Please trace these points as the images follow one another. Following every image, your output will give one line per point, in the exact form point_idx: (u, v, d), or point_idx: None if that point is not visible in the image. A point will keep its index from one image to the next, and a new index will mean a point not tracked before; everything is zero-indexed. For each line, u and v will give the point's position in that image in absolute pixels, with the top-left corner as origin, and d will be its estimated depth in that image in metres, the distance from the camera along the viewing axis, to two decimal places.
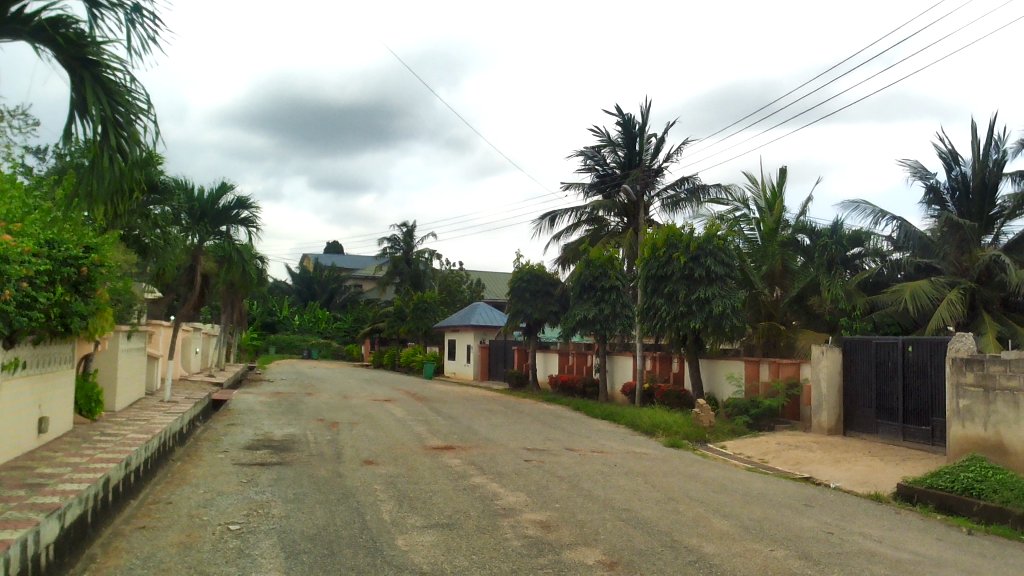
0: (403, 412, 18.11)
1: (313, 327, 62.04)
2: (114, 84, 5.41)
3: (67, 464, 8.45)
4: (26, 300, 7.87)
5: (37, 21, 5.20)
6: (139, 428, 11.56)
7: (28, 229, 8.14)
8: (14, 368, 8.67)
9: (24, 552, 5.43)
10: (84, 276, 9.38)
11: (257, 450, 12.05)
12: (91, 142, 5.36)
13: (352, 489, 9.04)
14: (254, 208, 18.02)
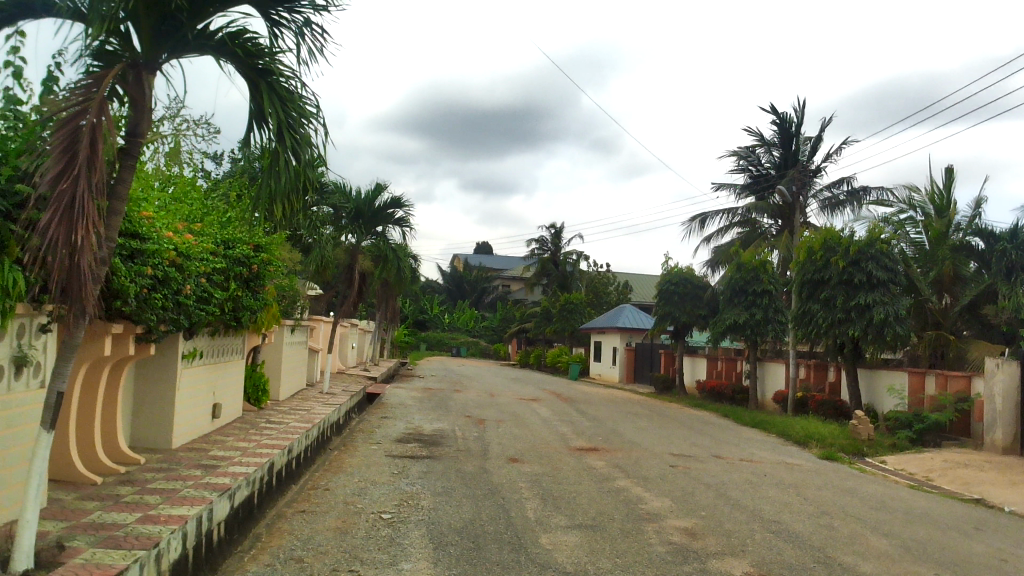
0: (549, 412, 18.26)
1: (463, 325, 63.53)
2: (289, 92, 5.31)
3: (236, 448, 9.08)
4: (204, 295, 8.50)
5: (221, 36, 5.12)
6: (301, 418, 12.24)
7: (206, 230, 8.79)
8: (192, 357, 9.41)
9: (199, 527, 5.87)
10: (254, 273, 10.03)
11: (408, 443, 12.51)
12: (265, 148, 5.29)
13: (498, 485, 9.21)
14: (409, 208, 18.65)
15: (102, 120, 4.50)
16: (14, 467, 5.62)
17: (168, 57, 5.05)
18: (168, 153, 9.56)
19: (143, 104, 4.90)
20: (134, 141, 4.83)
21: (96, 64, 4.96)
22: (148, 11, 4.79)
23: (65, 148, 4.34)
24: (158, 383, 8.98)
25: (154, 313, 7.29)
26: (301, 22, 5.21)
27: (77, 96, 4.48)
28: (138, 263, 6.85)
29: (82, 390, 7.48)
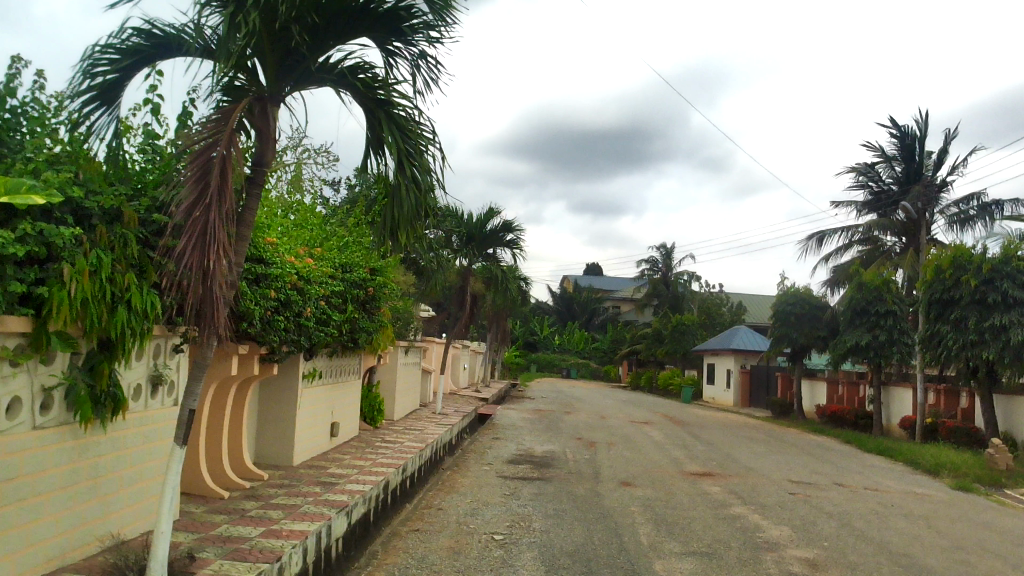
0: (661, 435, 17.97)
1: (573, 347, 63.43)
2: (406, 120, 5.43)
3: (353, 466, 9.33)
4: (324, 317, 8.80)
5: (342, 69, 5.31)
6: (414, 437, 12.47)
7: (325, 254, 9.11)
8: (312, 377, 9.73)
9: (319, 542, 6.05)
10: (370, 295, 10.32)
11: (519, 464, 12.54)
12: (384, 175, 5.41)
13: (610, 509, 9.11)
14: (520, 231, 18.82)
15: (231, 151, 4.74)
16: (150, 481, 5.93)
17: (291, 90, 5.27)
18: (291, 181, 9.99)
19: (267, 135, 5.14)
20: (259, 171, 5.06)
21: (225, 99, 5.22)
22: (272, 46, 5.02)
23: (197, 179, 4.61)
24: (281, 403, 9.33)
25: (277, 334, 7.59)
26: (417, 53, 5.36)
27: (208, 130, 4.74)
28: (263, 286, 7.16)
29: (212, 408, 7.85)
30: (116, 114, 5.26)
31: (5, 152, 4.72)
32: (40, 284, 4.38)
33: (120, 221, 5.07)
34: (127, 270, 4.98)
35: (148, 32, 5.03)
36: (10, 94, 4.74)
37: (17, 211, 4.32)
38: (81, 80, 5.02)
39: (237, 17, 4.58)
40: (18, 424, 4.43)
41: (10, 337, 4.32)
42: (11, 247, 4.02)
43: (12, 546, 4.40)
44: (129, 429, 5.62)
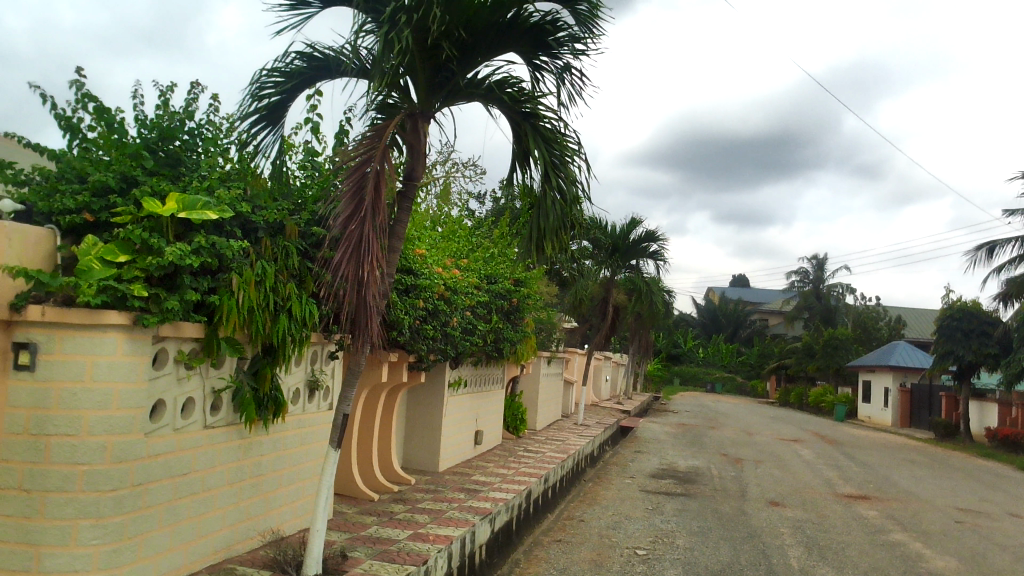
0: (812, 454, 17.22)
1: (719, 361, 61.84)
2: (551, 132, 5.45)
3: (496, 474, 9.46)
4: (469, 327, 9.00)
5: (489, 84, 5.39)
6: (557, 448, 12.52)
7: (471, 266, 9.31)
8: (457, 386, 9.94)
9: (463, 548, 6.18)
10: (514, 306, 10.46)
11: (662, 479, 12.35)
12: (529, 187, 5.46)
13: (757, 529, 8.82)
14: (664, 241, 18.56)
15: (384, 167, 4.94)
16: (307, 480, 6.23)
17: (441, 105, 5.42)
18: (440, 195, 10.28)
19: (418, 150, 5.33)
20: (411, 185, 5.26)
21: (379, 117, 5.44)
22: (424, 63, 5.20)
23: (353, 193, 4.82)
24: (428, 410, 9.59)
25: (425, 343, 7.83)
26: (562, 65, 5.41)
27: (363, 147, 4.95)
28: (412, 297, 7.40)
29: (363, 413, 8.17)
30: (280, 133, 5.59)
31: (183, 170, 5.09)
32: (211, 294, 4.72)
33: (282, 234, 5.38)
34: (288, 280, 5.30)
35: (310, 55, 5.32)
36: (188, 117, 5.13)
37: (193, 225, 4.67)
38: (250, 102, 5.36)
39: (391, 36, 4.76)
40: (192, 423, 4.77)
41: (185, 342, 4.67)
42: (188, 259, 4.34)
43: (185, 537, 4.73)
44: (289, 430, 5.93)
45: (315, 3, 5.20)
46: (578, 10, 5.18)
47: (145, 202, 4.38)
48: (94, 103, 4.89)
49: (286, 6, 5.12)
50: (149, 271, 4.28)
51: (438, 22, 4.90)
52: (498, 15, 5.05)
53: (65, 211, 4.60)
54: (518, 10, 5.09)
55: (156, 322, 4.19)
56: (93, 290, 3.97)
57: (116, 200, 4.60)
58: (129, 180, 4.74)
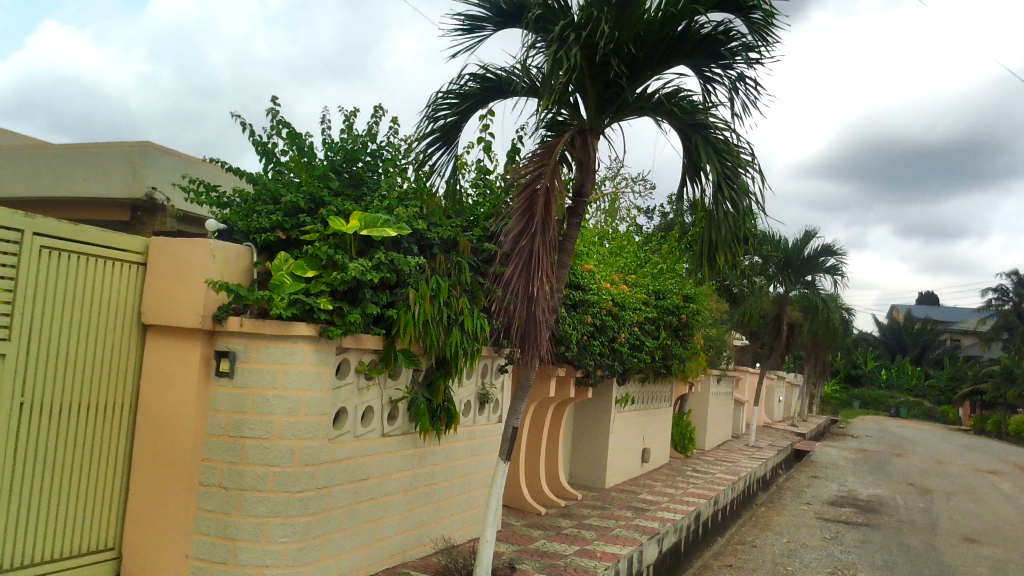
0: (1014, 489, 15.76)
1: (904, 384, 57.90)
2: (725, 144, 5.30)
3: (664, 494, 9.29)
4: (637, 343, 8.91)
5: (659, 97, 5.32)
6: (727, 470, 12.14)
7: (640, 281, 9.23)
8: (624, 403, 9.86)
9: (630, 567, 6.12)
10: (683, 322, 10.27)
11: (842, 507, 11.70)
12: (700, 201, 5.34)
13: (950, 566, 8.17)
14: (843, 256, 17.64)
15: (555, 183, 4.99)
16: (477, 490, 6.35)
17: (611, 121, 5.41)
18: (608, 211, 10.28)
19: (588, 166, 5.37)
20: (581, 201, 5.32)
21: (549, 134, 5.50)
22: (594, 80, 5.21)
23: (524, 210, 4.91)
24: (594, 426, 9.55)
25: (592, 358, 7.84)
26: (735, 77, 5.27)
27: (534, 165, 5.03)
28: (580, 312, 7.42)
29: (531, 428, 8.27)
30: (454, 153, 5.77)
31: (364, 190, 5.35)
32: (389, 307, 4.95)
33: (456, 249, 5.56)
34: (461, 295, 5.47)
35: (483, 77, 5.48)
36: (370, 140, 5.39)
37: (374, 241, 4.90)
38: (426, 123, 5.58)
39: (561, 54, 4.81)
40: (370, 431, 4.99)
41: (365, 353, 4.91)
42: (370, 274, 4.58)
43: (364, 540, 4.94)
44: (460, 441, 6.09)
45: (487, 26, 5.35)
46: (752, 19, 5.05)
47: (331, 220, 4.64)
48: (287, 129, 5.26)
49: (461, 31, 5.30)
50: (333, 286, 4.54)
51: (607, 38, 4.91)
52: (669, 28, 4.99)
53: (261, 230, 4.96)
54: (689, 22, 5.02)
55: (340, 333, 4.43)
56: (284, 303, 4.28)
57: (305, 219, 4.90)
58: (316, 200, 5.04)
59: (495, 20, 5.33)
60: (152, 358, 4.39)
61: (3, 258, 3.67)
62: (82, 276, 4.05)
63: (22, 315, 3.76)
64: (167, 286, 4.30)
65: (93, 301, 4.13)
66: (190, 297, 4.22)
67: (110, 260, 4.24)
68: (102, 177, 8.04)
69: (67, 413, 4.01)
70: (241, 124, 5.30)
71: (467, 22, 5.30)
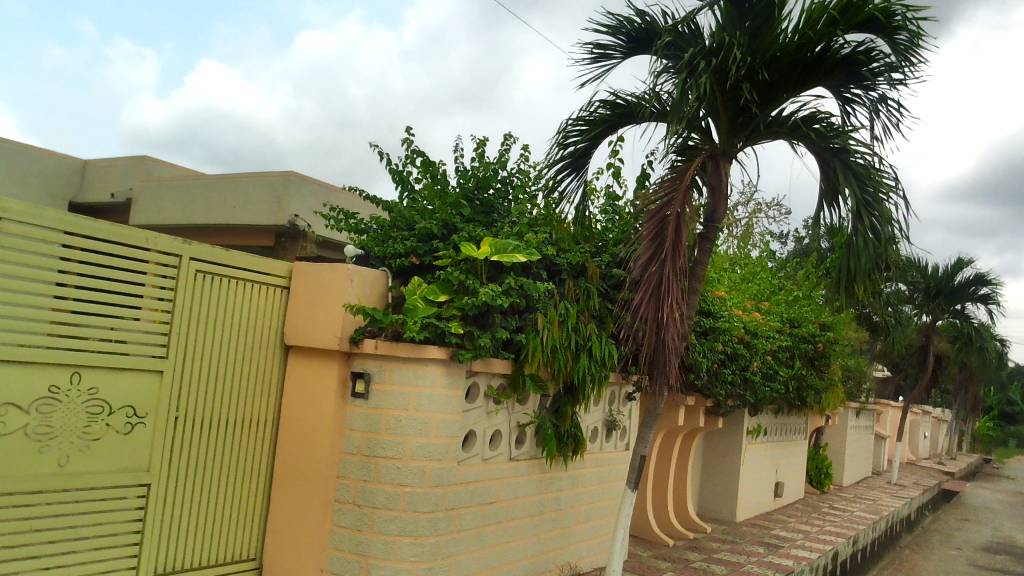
0: None
1: None
2: (866, 167, 5.08)
3: (799, 531, 8.91)
4: (771, 373, 8.62)
5: (794, 120, 5.17)
6: (868, 508, 11.52)
7: (773, 308, 8.95)
8: (757, 434, 9.54)
9: None
10: (820, 352, 9.87)
11: (996, 554, 10.87)
12: (838, 226, 5.15)
13: None
14: (998, 284, 16.51)
15: (685, 209, 4.92)
16: (604, 519, 6.28)
17: (744, 145, 5.31)
18: (741, 236, 10.04)
19: (719, 190, 5.28)
20: (711, 227, 5.25)
21: (680, 159, 5.44)
22: (726, 104, 5.12)
23: (654, 236, 4.87)
24: (724, 458, 9.28)
25: (724, 387, 7.65)
26: (877, 98, 5.05)
27: (664, 190, 4.98)
28: (711, 340, 7.26)
29: (659, 456, 8.13)
30: (583, 179, 5.80)
31: (495, 217, 5.42)
32: (518, 332, 5.00)
33: (585, 275, 5.58)
34: (589, 321, 5.48)
35: (613, 103, 5.50)
36: (501, 167, 5.49)
37: (504, 267, 4.97)
38: (556, 150, 5.64)
39: (690, 80, 4.76)
40: (499, 454, 5.04)
41: (495, 377, 4.98)
42: (500, 299, 4.63)
43: (491, 563, 4.97)
44: (587, 468, 6.05)
45: (617, 52, 5.36)
46: (896, 39, 4.83)
47: (463, 246, 4.75)
48: (421, 158, 5.42)
49: (590, 59, 5.33)
50: (464, 310, 4.63)
51: (740, 62, 4.83)
52: (805, 50, 4.85)
53: (396, 255, 5.13)
54: (827, 43, 4.84)
55: (470, 357, 4.52)
56: (416, 326, 4.40)
57: (439, 245, 5.04)
58: (449, 226, 5.17)
59: (625, 47, 5.33)
60: (293, 377, 4.60)
61: (162, 280, 3.93)
62: (232, 298, 4.30)
63: (177, 334, 4.01)
64: (309, 308, 4.50)
65: (241, 321, 4.37)
66: (330, 320, 4.40)
67: (257, 283, 4.47)
68: (250, 206, 8.56)
69: (215, 427, 4.25)
70: (379, 154, 5.52)
71: (596, 49, 5.33)
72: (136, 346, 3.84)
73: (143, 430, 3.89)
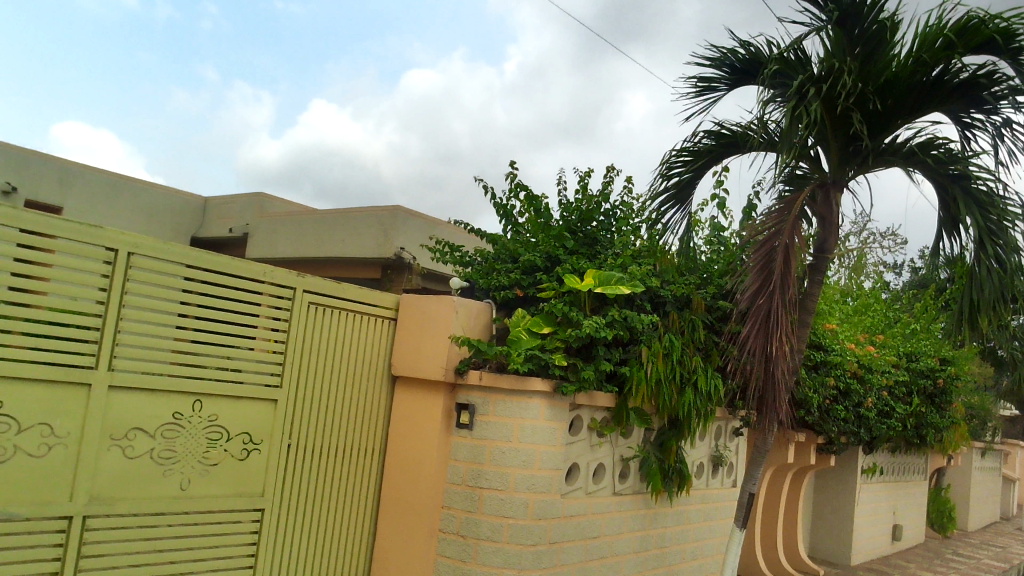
0: None
1: None
2: (989, 194, 4.83)
3: None
4: (887, 410, 8.24)
5: (910, 147, 4.98)
6: (996, 556, 10.81)
7: (889, 341, 8.58)
8: (872, 473, 9.13)
9: None
10: (940, 388, 9.39)
11: None
12: (960, 257, 4.92)
13: None
14: None
15: (794, 240, 4.77)
16: (711, 557, 6.11)
17: (856, 173, 5.15)
18: (853, 267, 9.71)
19: (830, 220, 5.11)
20: (822, 258, 5.11)
21: (788, 189, 5.32)
22: (836, 132, 4.99)
23: (761, 267, 4.75)
24: (837, 498, 8.90)
25: (836, 424, 7.36)
26: (999, 122, 4.82)
27: (772, 221, 4.84)
28: (822, 374, 7.01)
29: (768, 494, 7.88)
30: (687, 211, 5.74)
31: (598, 249, 5.42)
32: (622, 365, 4.96)
33: (689, 307, 5.50)
34: (694, 354, 5.39)
35: (718, 133, 5.45)
36: (604, 200, 5.49)
37: (607, 299, 4.95)
38: (660, 182, 5.61)
39: (797, 108, 4.67)
40: (602, 488, 4.99)
41: (598, 410, 4.94)
42: (604, 330, 4.63)
43: None
44: (692, 504, 5.92)
45: (721, 84, 5.31)
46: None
47: (566, 278, 4.78)
48: (524, 193, 5.48)
49: (693, 91, 5.31)
50: (568, 342, 4.64)
51: (850, 89, 4.70)
52: (920, 74, 4.69)
53: (500, 287, 5.18)
54: (945, 66, 4.65)
55: (574, 390, 4.51)
56: (521, 357, 4.45)
57: (542, 277, 5.06)
58: (552, 259, 5.21)
59: (729, 78, 5.28)
60: (400, 407, 4.69)
61: (276, 312, 4.09)
62: (341, 330, 4.43)
63: (291, 364, 4.16)
64: (416, 339, 4.60)
65: (351, 352, 4.50)
66: (436, 351, 4.48)
67: (366, 315, 4.60)
68: (358, 239, 8.82)
69: (324, 455, 4.36)
70: (483, 190, 5.61)
71: (700, 82, 5.30)
72: (251, 375, 4.00)
73: (258, 456, 4.04)
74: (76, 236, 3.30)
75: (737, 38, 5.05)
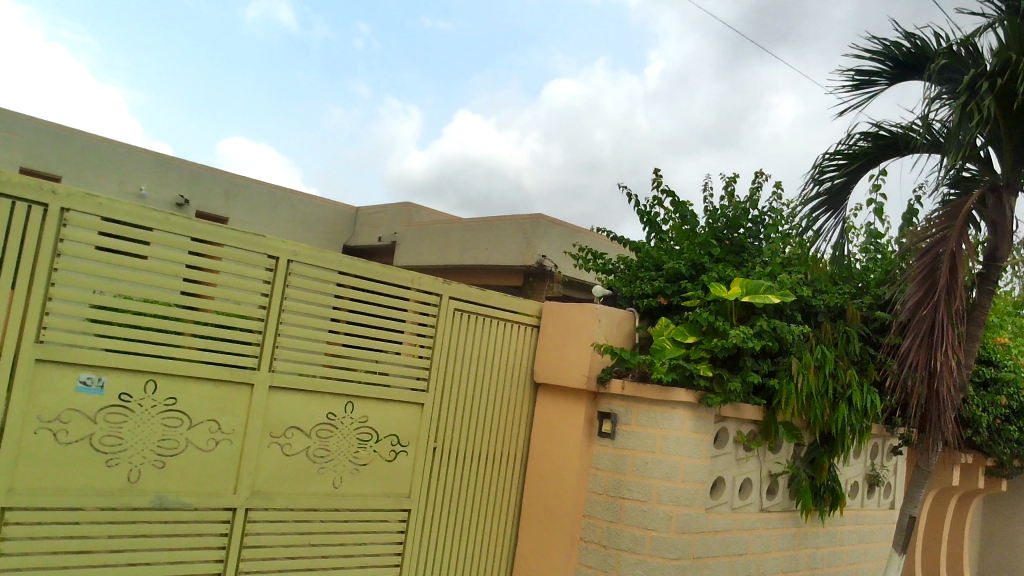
0: None
1: None
2: None
3: None
4: None
5: None
6: None
7: None
8: None
9: None
10: None
11: None
12: None
13: None
14: None
15: (963, 246, 4.45)
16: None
17: None
18: None
19: (1003, 227, 4.75)
20: (993, 266, 4.75)
21: (954, 192, 4.99)
22: (1011, 131, 4.59)
23: (925, 277, 4.47)
24: (1009, 527, 8.25)
25: (1010, 447, 6.80)
26: None
27: (937, 226, 4.55)
28: (992, 392, 6.51)
29: (930, 518, 7.44)
30: (842, 217, 5.47)
31: (746, 257, 5.25)
32: (771, 377, 4.79)
33: (844, 318, 5.25)
34: (848, 367, 5.14)
35: (876, 135, 5.18)
36: (751, 206, 5.32)
37: (755, 308, 4.80)
38: (811, 186, 5.37)
39: (968, 106, 4.36)
40: (749, 504, 4.83)
41: (745, 423, 4.79)
42: (752, 341, 4.47)
43: None
44: (845, 525, 5.62)
45: (882, 78, 5.04)
46: None
47: (712, 286, 4.67)
48: (670, 199, 5.39)
49: (850, 86, 5.06)
50: (714, 352, 4.52)
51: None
52: None
53: (644, 295, 5.11)
54: None
55: (719, 402, 4.39)
56: (665, 367, 4.37)
57: (687, 285, 4.95)
58: (698, 267, 5.08)
59: (891, 73, 5.00)
60: (542, 414, 4.71)
61: (422, 317, 4.19)
62: (486, 336, 4.51)
63: (437, 369, 4.26)
64: (560, 347, 4.61)
65: (496, 358, 4.57)
66: (580, 359, 4.48)
67: (509, 322, 4.64)
68: (501, 248, 8.95)
69: (468, 459, 4.44)
70: (628, 197, 5.55)
71: (858, 76, 5.04)
72: (399, 379, 4.12)
73: (406, 458, 4.16)
74: (240, 243, 3.50)
75: (902, 31, 4.77)
